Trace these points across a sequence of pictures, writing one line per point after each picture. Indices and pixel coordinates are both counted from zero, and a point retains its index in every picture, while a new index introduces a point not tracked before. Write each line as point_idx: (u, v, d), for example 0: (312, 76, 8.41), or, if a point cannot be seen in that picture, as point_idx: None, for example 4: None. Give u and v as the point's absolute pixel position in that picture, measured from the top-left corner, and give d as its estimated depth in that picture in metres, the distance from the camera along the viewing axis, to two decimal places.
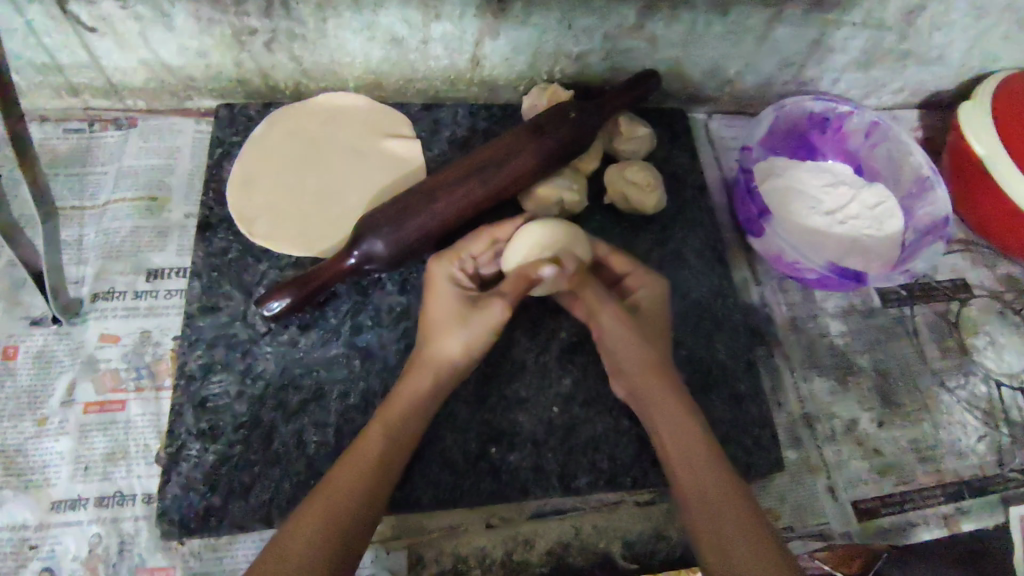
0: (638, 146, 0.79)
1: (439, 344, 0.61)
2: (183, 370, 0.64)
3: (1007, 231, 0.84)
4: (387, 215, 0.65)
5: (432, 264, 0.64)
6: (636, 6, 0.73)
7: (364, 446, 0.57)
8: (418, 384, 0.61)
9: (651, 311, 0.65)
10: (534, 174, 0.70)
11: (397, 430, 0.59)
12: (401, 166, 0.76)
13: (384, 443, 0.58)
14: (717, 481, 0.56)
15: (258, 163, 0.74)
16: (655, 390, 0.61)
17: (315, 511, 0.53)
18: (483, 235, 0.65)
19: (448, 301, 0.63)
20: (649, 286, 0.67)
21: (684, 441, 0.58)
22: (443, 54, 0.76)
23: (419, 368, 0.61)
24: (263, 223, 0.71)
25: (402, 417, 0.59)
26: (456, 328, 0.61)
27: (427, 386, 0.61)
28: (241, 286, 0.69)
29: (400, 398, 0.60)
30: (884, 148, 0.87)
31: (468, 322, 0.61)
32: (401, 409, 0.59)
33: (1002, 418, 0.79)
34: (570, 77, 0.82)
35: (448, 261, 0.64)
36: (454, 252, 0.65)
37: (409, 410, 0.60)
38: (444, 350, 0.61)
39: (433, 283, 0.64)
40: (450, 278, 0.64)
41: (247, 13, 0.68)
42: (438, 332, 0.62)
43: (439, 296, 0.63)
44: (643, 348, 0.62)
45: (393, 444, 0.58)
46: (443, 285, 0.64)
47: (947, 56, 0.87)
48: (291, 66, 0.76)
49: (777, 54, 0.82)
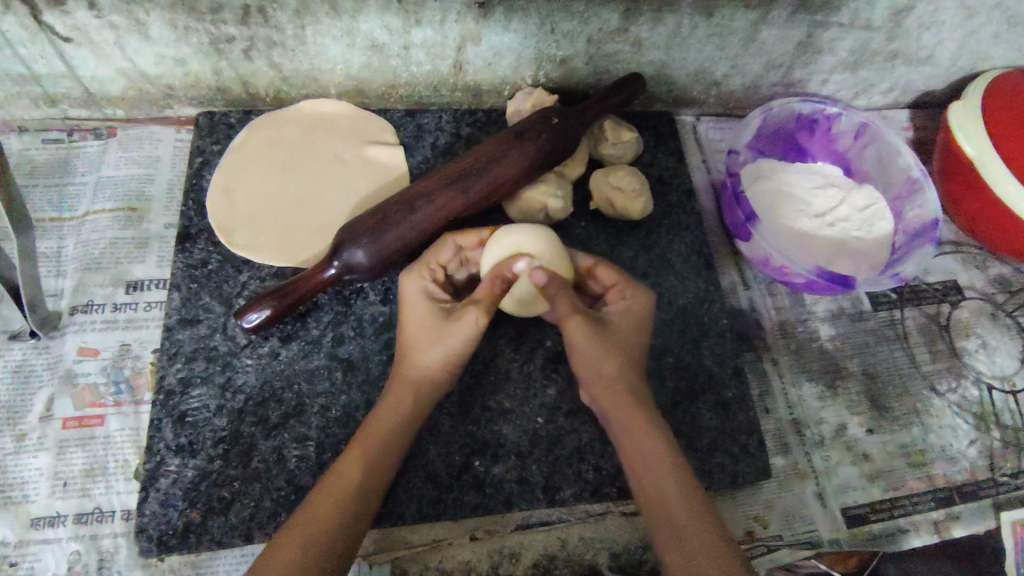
0: (623, 150, 0.78)
1: (418, 358, 0.61)
2: (162, 384, 0.64)
3: (999, 231, 0.83)
4: (367, 225, 0.64)
5: (404, 277, 0.63)
6: (618, 10, 0.72)
7: (343, 468, 0.56)
8: (399, 401, 0.60)
9: (628, 327, 0.62)
10: (517, 181, 0.69)
11: (378, 449, 0.58)
12: (383, 174, 0.75)
13: (366, 462, 0.57)
14: (689, 508, 0.54)
15: (238, 172, 0.73)
16: (627, 415, 0.59)
17: (293, 537, 0.52)
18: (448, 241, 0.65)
19: (423, 312, 0.61)
20: (632, 299, 0.63)
21: (653, 469, 0.56)
22: (425, 59, 0.76)
23: (398, 386, 0.61)
24: (243, 233, 0.70)
25: (384, 435, 0.59)
26: (433, 340, 0.60)
27: (408, 403, 0.60)
28: (221, 298, 0.68)
29: (380, 418, 0.59)
30: (873, 149, 0.87)
31: (445, 335, 0.60)
32: (382, 428, 0.59)
33: (993, 422, 0.78)
34: (554, 81, 0.81)
35: (419, 272, 0.63)
36: (424, 262, 0.64)
37: (390, 428, 0.59)
38: (423, 365, 0.61)
39: (408, 296, 0.63)
40: (424, 291, 0.62)
41: (225, 21, 0.67)
42: (416, 346, 0.61)
43: (413, 309, 0.62)
44: (617, 362, 0.60)
45: (375, 462, 0.57)
46: (416, 295, 0.62)
47: (936, 55, 0.86)
48: (270, 73, 0.75)
49: (765, 56, 0.81)
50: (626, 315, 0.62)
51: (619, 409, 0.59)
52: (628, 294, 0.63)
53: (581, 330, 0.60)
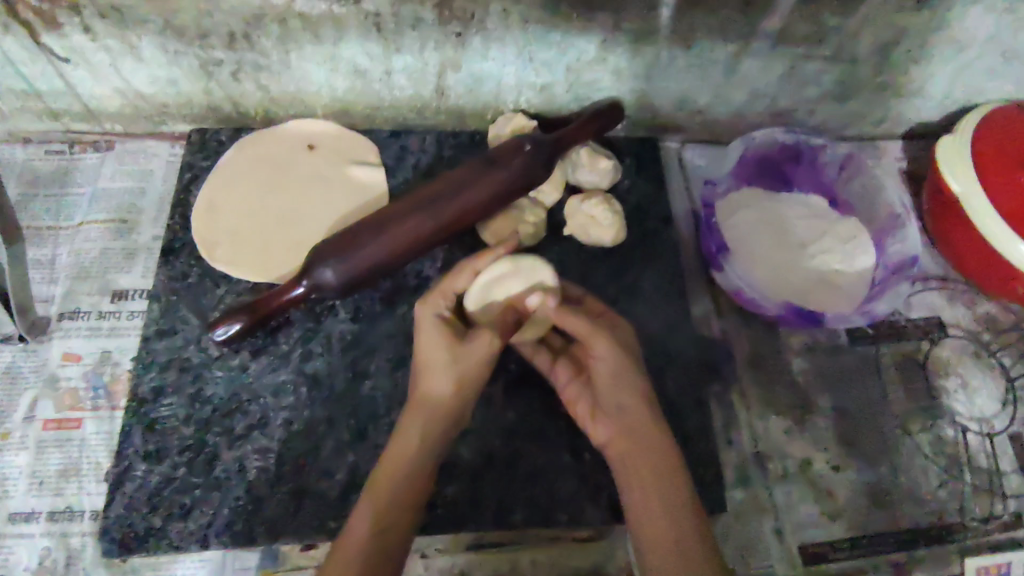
0: (600, 177, 0.80)
1: (430, 392, 0.61)
2: (135, 392, 0.66)
3: (984, 269, 0.82)
4: (337, 245, 0.67)
5: (422, 306, 0.62)
6: (594, 41, 0.73)
7: (354, 526, 0.55)
8: (409, 439, 0.60)
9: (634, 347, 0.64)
10: (487, 206, 0.71)
11: (388, 497, 0.57)
12: (363, 193, 0.78)
13: (380, 511, 0.56)
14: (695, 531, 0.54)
15: (223, 189, 0.76)
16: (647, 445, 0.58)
17: None
18: (466, 269, 0.62)
19: (435, 339, 0.61)
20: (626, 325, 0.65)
21: (663, 491, 0.56)
22: (407, 84, 0.77)
23: (406, 427, 0.60)
24: (223, 247, 0.73)
25: (394, 477, 0.58)
26: (449, 369, 0.60)
27: (416, 441, 0.60)
28: (198, 310, 0.71)
29: (387, 464, 0.59)
30: (858, 182, 0.86)
31: (459, 365, 0.60)
32: (397, 468, 0.58)
33: (966, 464, 0.77)
34: (535, 106, 0.83)
35: (434, 298, 0.62)
36: (439, 289, 0.63)
37: (402, 470, 0.58)
38: (432, 396, 0.61)
39: (420, 323, 0.62)
40: (436, 316, 0.62)
41: (212, 46, 0.70)
42: (427, 377, 0.61)
43: (428, 336, 0.61)
44: (635, 385, 0.61)
45: (385, 513, 0.56)
46: (432, 324, 0.61)
47: (928, 88, 0.85)
48: (258, 94, 0.77)
49: (747, 86, 0.81)
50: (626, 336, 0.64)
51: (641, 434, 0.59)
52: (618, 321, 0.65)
53: (603, 347, 0.61)
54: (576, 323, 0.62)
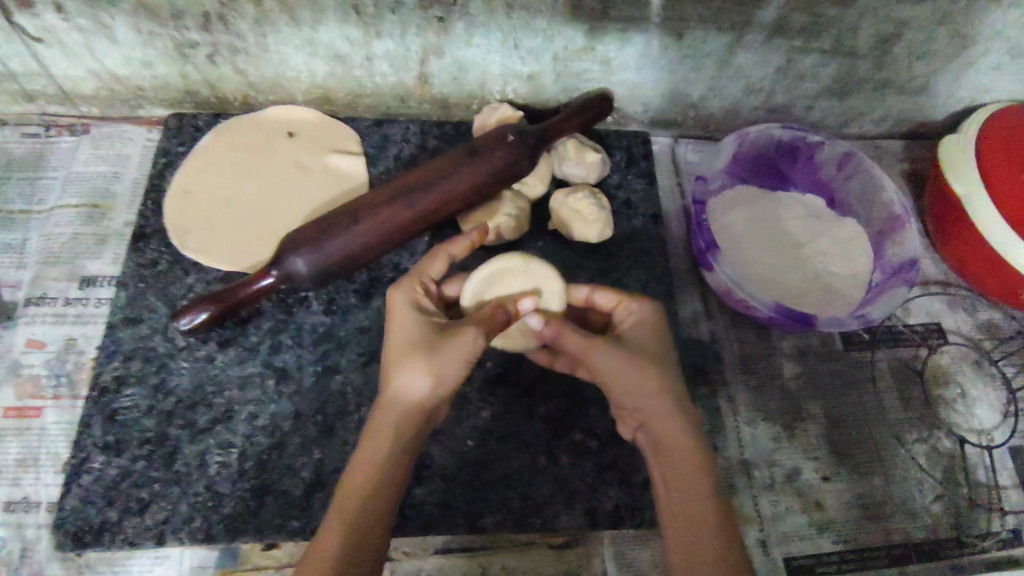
0: (586, 171, 0.77)
1: (400, 387, 0.56)
2: (97, 381, 0.64)
3: (988, 274, 0.78)
4: (308, 234, 0.65)
5: (392, 292, 0.60)
6: (581, 29, 0.70)
7: (327, 535, 0.52)
8: (375, 448, 0.55)
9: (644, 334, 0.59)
10: (467, 197, 0.69)
11: (355, 509, 0.53)
12: (342, 182, 0.75)
13: (350, 522, 0.52)
14: (713, 532, 0.51)
15: (198, 175, 0.74)
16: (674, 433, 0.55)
17: None
18: (437, 254, 0.62)
19: (406, 327, 0.57)
20: (640, 310, 0.60)
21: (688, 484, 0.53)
22: (389, 71, 0.75)
23: (376, 430, 0.56)
24: (195, 235, 0.71)
25: (363, 485, 0.54)
26: (419, 358, 0.55)
27: (385, 445, 0.55)
28: (166, 299, 0.69)
29: (357, 469, 0.55)
30: (857, 181, 0.83)
31: (430, 353, 0.55)
32: (366, 476, 0.54)
33: (963, 477, 0.74)
34: (522, 96, 0.80)
35: (407, 285, 0.60)
36: (412, 275, 0.61)
37: (371, 478, 0.54)
38: (402, 392, 0.56)
39: (392, 309, 0.59)
40: (409, 304, 0.59)
41: (186, 27, 0.68)
42: (394, 366, 0.56)
43: (400, 323, 0.58)
44: (653, 375, 0.57)
45: (354, 524, 0.52)
46: (404, 309, 0.58)
47: (931, 85, 0.81)
48: (236, 79, 0.75)
49: (742, 80, 0.79)
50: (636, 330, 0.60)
51: (661, 426, 0.55)
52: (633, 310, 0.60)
53: (603, 354, 0.57)
54: (576, 341, 0.57)
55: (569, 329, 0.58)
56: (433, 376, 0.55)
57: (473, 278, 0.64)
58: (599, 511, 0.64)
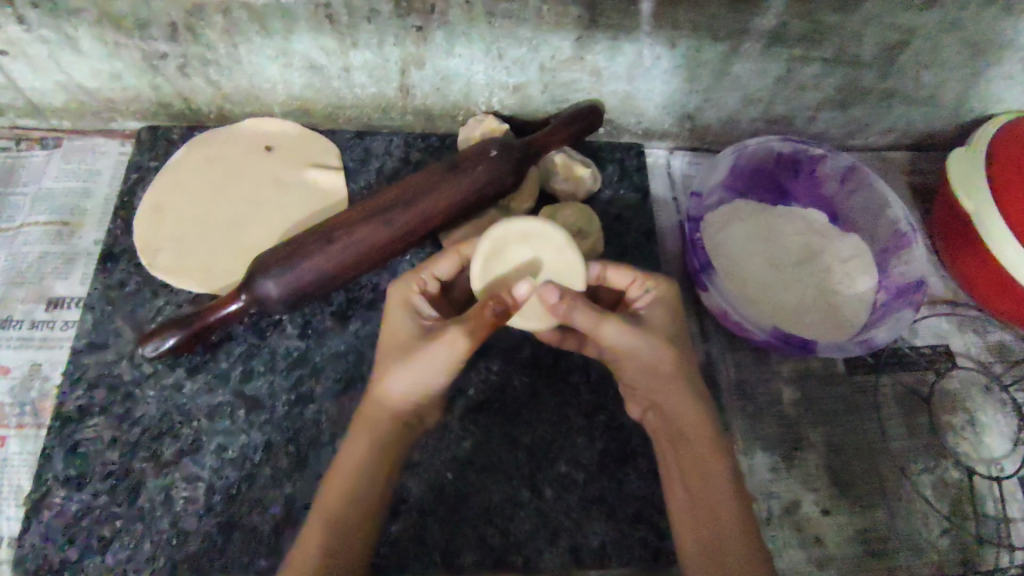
0: (574, 187, 0.74)
1: (382, 391, 0.55)
2: (59, 411, 0.62)
3: (998, 294, 0.74)
4: (279, 255, 0.61)
5: (391, 286, 0.58)
6: (569, 38, 0.67)
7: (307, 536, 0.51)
8: (351, 455, 0.54)
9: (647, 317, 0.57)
10: (448, 216, 0.65)
11: (337, 511, 0.52)
12: (319, 199, 0.72)
13: (332, 523, 0.51)
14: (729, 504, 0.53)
15: (170, 191, 0.71)
16: (687, 419, 0.56)
17: None
18: (448, 252, 0.59)
19: (398, 325, 0.56)
20: (657, 289, 0.59)
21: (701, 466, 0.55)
22: (368, 82, 0.72)
23: (359, 430, 0.55)
24: (165, 255, 0.68)
25: (342, 484, 0.53)
26: (400, 360, 0.54)
27: (362, 448, 0.54)
28: (134, 323, 0.66)
29: (336, 471, 0.54)
30: (862, 196, 0.79)
31: (411, 357, 0.54)
32: (347, 477, 0.53)
33: (971, 510, 0.70)
34: (509, 108, 0.77)
35: (406, 281, 0.58)
36: (415, 269, 0.59)
37: (351, 477, 0.53)
38: (385, 396, 0.55)
39: (388, 306, 0.57)
40: (404, 301, 0.57)
41: (154, 37, 0.65)
42: (381, 368, 0.55)
43: (394, 321, 0.56)
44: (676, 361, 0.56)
45: (337, 525, 0.51)
46: (399, 307, 0.57)
47: (939, 95, 0.77)
48: (210, 90, 0.72)
49: (740, 90, 0.75)
50: (652, 309, 0.58)
51: (693, 427, 0.56)
52: (648, 288, 0.59)
53: (617, 332, 0.55)
54: (589, 319, 0.54)
55: (580, 308, 0.53)
56: (416, 376, 0.54)
57: (480, 257, 0.58)
58: (584, 548, 0.61)
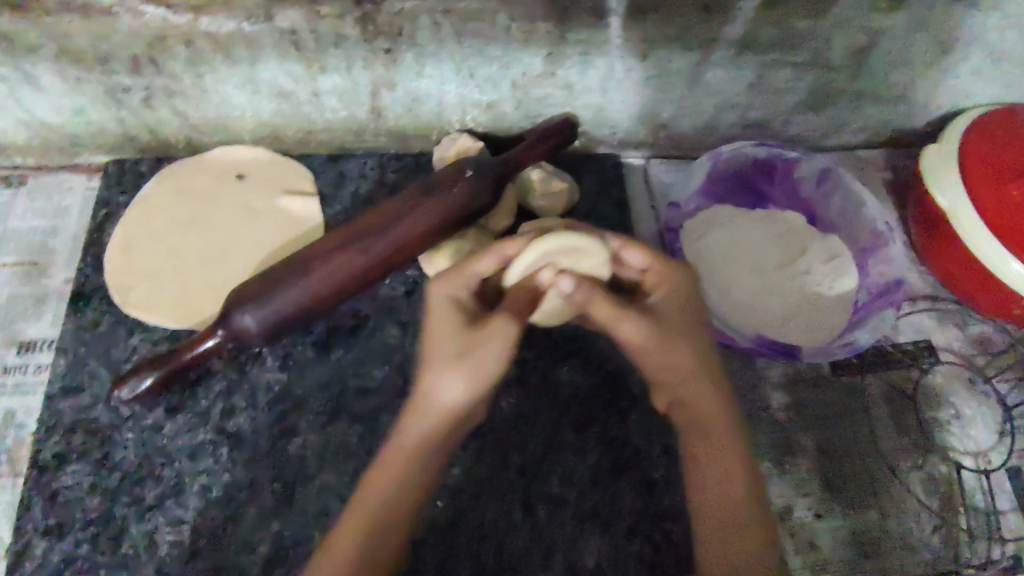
0: (552, 202, 0.73)
1: (436, 391, 0.54)
2: (36, 459, 0.60)
3: (976, 287, 0.75)
4: (255, 289, 0.60)
5: (432, 286, 0.56)
6: (540, 55, 0.66)
7: (343, 534, 0.52)
8: (398, 451, 0.54)
9: (676, 311, 0.57)
10: (426, 239, 0.64)
11: (378, 509, 0.53)
12: (294, 227, 0.71)
13: (371, 521, 0.52)
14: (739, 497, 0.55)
15: (142, 226, 0.70)
16: (710, 416, 0.57)
17: None
18: (490, 252, 0.56)
19: (446, 325, 0.54)
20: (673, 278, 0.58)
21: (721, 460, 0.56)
22: (339, 106, 0.71)
23: (410, 425, 0.54)
24: (139, 292, 0.67)
25: (388, 481, 0.53)
26: (457, 360, 0.53)
27: (415, 442, 0.54)
28: (109, 364, 0.64)
29: (384, 466, 0.54)
30: (838, 198, 0.79)
31: (467, 358, 0.53)
32: (395, 470, 0.53)
33: (962, 505, 0.71)
34: (484, 125, 0.76)
35: (449, 280, 0.56)
36: (456, 270, 0.56)
37: (398, 474, 0.53)
38: (441, 395, 0.54)
39: (431, 304, 0.56)
40: (448, 301, 0.55)
41: (116, 71, 0.63)
42: (433, 366, 0.54)
43: (439, 320, 0.55)
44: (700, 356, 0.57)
45: (377, 525, 0.52)
46: (443, 307, 0.55)
47: (910, 94, 0.78)
48: (177, 121, 0.71)
49: (714, 98, 0.75)
50: (671, 299, 0.58)
51: (714, 421, 0.57)
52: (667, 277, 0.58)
53: (635, 325, 0.56)
54: (606, 311, 0.56)
55: (596, 297, 0.55)
56: (475, 379, 0.53)
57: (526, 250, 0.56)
58: (578, 565, 0.61)
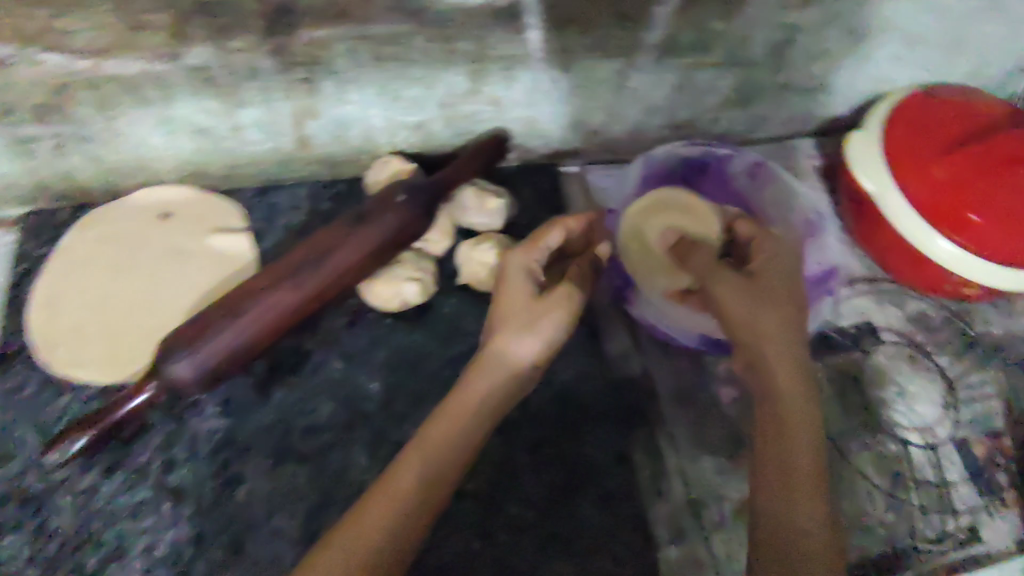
0: (490, 219, 0.72)
1: (509, 343, 0.57)
2: None
3: (913, 266, 0.76)
4: (185, 335, 0.58)
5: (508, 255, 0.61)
6: (462, 73, 0.66)
7: (401, 471, 0.51)
8: (479, 388, 0.56)
9: (776, 275, 0.63)
10: (361, 268, 0.63)
11: (446, 442, 0.53)
12: (225, 265, 0.69)
13: (440, 458, 0.52)
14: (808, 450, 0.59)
15: (65, 279, 0.67)
16: (780, 370, 0.61)
17: (343, 545, 0.48)
18: (554, 227, 0.61)
19: (520, 291, 0.58)
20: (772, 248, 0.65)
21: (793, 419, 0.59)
22: (263, 138, 0.69)
23: (484, 368, 0.57)
24: (65, 349, 0.64)
25: (459, 420, 0.54)
26: (527, 326, 0.57)
27: (491, 384, 0.56)
28: (38, 427, 0.62)
29: (465, 394, 0.56)
30: (771, 189, 0.80)
31: (536, 328, 0.57)
32: (471, 408, 0.55)
33: (911, 481, 0.73)
34: (414, 145, 0.75)
35: (526, 250, 0.60)
36: (532, 243, 0.61)
37: (474, 411, 0.55)
38: (513, 351, 0.57)
39: (505, 270, 0.60)
40: (523, 270, 0.60)
41: (21, 121, 0.61)
42: (507, 324, 0.58)
43: (511, 285, 0.59)
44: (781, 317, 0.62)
45: (450, 456, 0.53)
46: (518, 273, 0.59)
47: (830, 83, 0.80)
48: (93, 167, 0.68)
49: (641, 102, 0.75)
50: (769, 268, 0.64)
51: (790, 388, 0.60)
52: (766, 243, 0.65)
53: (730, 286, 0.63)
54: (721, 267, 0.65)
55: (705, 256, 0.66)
56: (546, 343, 0.58)
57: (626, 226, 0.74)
58: None
